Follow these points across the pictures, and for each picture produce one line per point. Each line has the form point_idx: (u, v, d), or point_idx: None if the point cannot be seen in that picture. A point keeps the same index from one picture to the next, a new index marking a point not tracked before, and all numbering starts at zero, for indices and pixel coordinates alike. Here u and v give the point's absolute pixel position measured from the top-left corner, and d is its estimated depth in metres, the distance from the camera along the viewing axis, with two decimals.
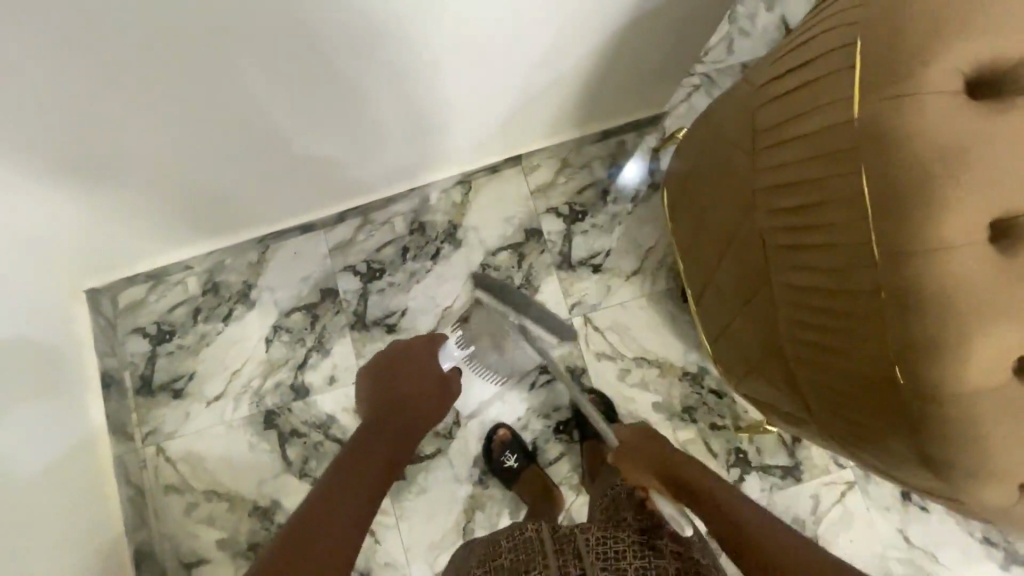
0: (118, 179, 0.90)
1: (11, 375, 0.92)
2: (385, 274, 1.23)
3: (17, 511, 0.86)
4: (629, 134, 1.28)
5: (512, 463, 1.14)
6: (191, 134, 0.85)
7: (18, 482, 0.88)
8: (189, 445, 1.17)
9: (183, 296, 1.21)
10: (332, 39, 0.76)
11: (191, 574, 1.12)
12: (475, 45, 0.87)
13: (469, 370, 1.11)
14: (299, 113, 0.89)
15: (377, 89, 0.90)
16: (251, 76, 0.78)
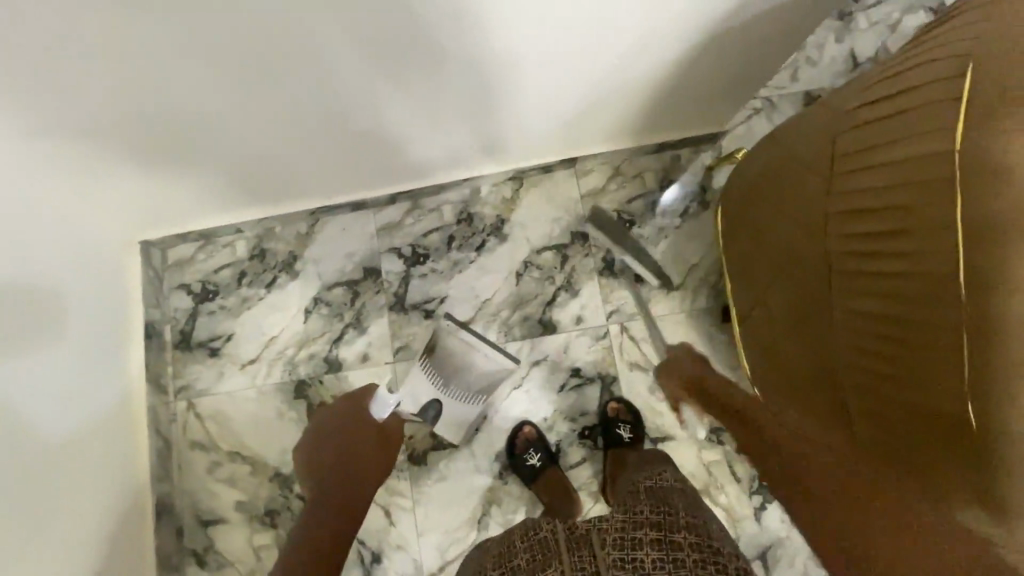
0: (190, 139, 0.92)
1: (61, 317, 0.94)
2: (428, 260, 1.24)
3: (52, 449, 0.88)
4: (685, 149, 1.28)
5: (534, 462, 1.14)
6: (266, 100, 0.87)
7: (56, 421, 0.90)
8: (219, 405, 1.18)
9: (230, 258, 1.24)
10: (420, 25, 0.78)
11: (206, 532, 1.13)
12: (550, 43, 0.87)
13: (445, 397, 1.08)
14: (370, 91, 0.90)
15: (450, 76, 0.91)
16: (334, 49, 0.79)
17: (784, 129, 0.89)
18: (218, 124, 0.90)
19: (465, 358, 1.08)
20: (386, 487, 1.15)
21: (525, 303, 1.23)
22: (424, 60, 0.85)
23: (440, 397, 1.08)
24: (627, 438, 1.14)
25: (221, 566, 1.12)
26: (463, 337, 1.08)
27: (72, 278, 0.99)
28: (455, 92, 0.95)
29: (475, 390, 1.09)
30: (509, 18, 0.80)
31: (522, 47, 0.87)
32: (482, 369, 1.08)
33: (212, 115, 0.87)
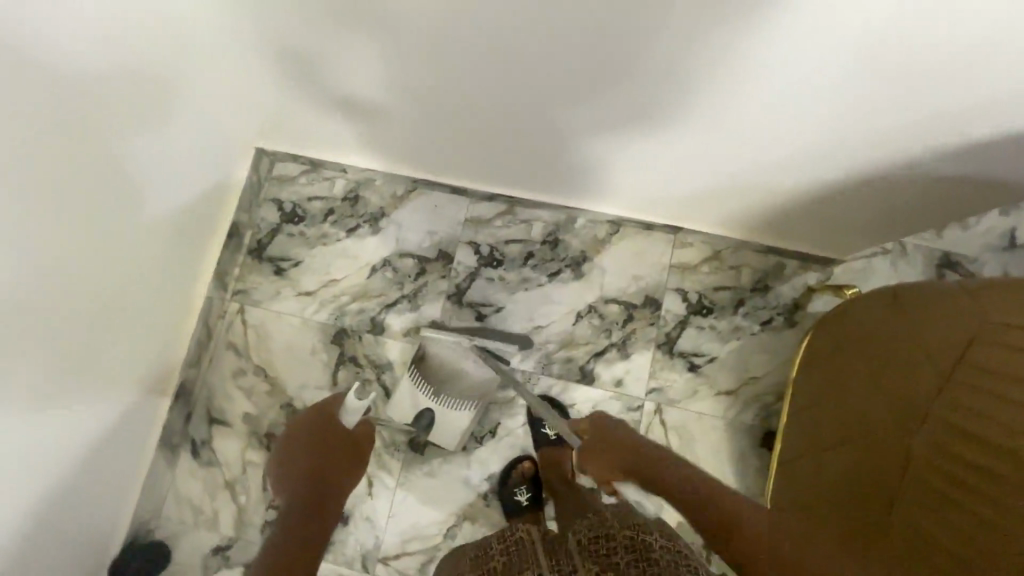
0: (342, 75, 0.95)
1: (167, 180, 1.00)
2: (500, 267, 1.24)
3: (118, 296, 0.95)
4: (794, 260, 1.21)
5: (521, 499, 1.12)
6: (419, 59, 0.87)
7: (131, 276, 0.97)
8: (265, 320, 1.24)
9: (326, 192, 1.28)
10: (598, 46, 0.77)
11: (210, 428, 1.20)
12: (710, 98, 0.83)
13: (439, 402, 1.13)
14: (515, 86, 0.89)
15: (595, 99, 0.88)
16: (501, 30, 0.78)
17: (916, 291, 0.83)
18: (367, 67, 0.91)
19: (457, 364, 1.15)
20: (378, 459, 1.18)
21: (573, 346, 1.21)
22: (577, 72, 0.83)
23: (434, 405, 1.13)
24: (552, 435, 1.14)
25: (211, 463, 1.18)
26: (454, 344, 1.15)
27: (189, 151, 1.04)
28: (595, 118, 0.93)
29: (466, 394, 1.13)
30: (677, 58, 0.76)
31: (682, 94, 0.83)
32: (471, 373, 1.14)
33: (366, 57, 0.89)
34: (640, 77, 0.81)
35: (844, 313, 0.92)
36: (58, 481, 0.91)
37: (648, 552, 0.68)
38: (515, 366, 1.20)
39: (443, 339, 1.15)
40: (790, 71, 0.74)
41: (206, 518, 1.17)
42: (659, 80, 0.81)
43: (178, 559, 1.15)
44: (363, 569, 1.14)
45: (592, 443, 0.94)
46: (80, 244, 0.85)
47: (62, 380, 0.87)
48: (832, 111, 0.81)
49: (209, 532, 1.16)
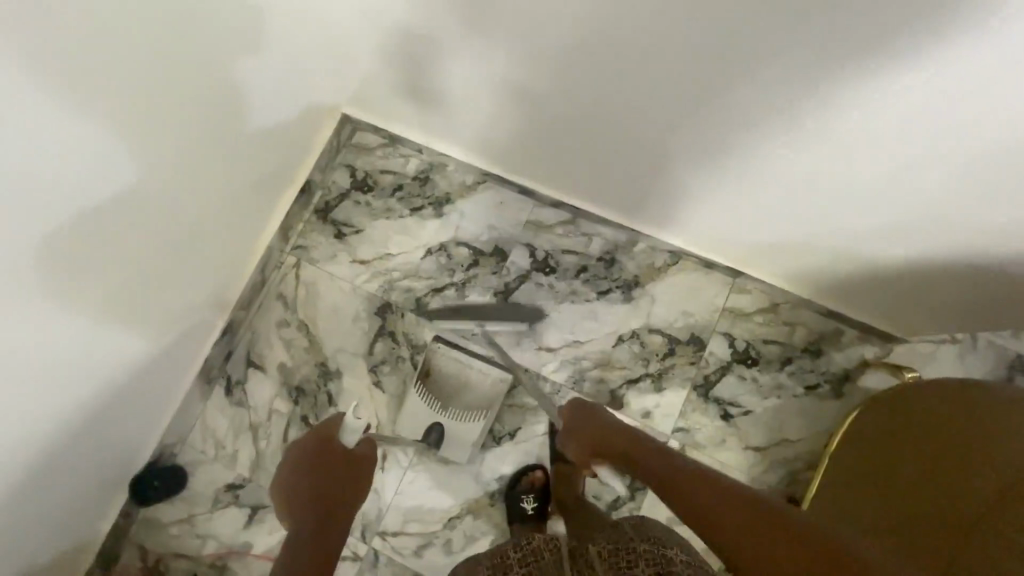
0: (443, 58, 0.97)
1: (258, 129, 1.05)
2: (551, 275, 1.24)
3: (193, 232, 1.00)
4: (853, 329, 1.17)
5: (526, 508, 1.12)
6: (526, 58, 0.87)
7: (208, 214, 1.02)
8: (317, 279, 1.27)
9: (398, 168, 1.31)
10: (707, 76, 0.76)
11: (246, 370, 1.24)
12: (815, 146, 0.80)
13: (448, 414, 1.17)
14: (614, 100, 0.88)
15: (691, 128, 0.87)
16: (617, 43, 0.77)
17: (987, 395, 0.85)
18: (469, 55, 0.92)
19: (461, 376, 1.18)
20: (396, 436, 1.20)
21: (609, 367, 1.20)
22: (681, 97, 0.81)
23: (444, 419, 1.16)
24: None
25: (241, 403, 1.23)
26: (457, 356, 1.18)
27: (283, 103, 1.08)
28: (686, 147, 0.91)
29: (475, 407, 1.17)
30: (791, 101, 0.74)
31: (785, 137, 0.81)
32: (479, 386, 1.18)
33: (475, 44, 0.90)
34: (746, 113, 0.79)
35: (910, 397, 0.93)
36: (105, 389, 0.96)
37: (670, 567, 0.70)
38: (545, 374, 1.20)
39: (446, 354, 1.18)
40: (908, 133, 0.71)
41: (226, 454, 1.21)
42: (765, 118, 0.79)
43: (192, 487, 1.20)
44: (360, 538, 1.16)
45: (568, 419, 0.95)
46: (174, 174, 0.89)
47: (130, 297, 0.91)
48: (940, 183, 0.77)
49: (226, 467, 1.21)
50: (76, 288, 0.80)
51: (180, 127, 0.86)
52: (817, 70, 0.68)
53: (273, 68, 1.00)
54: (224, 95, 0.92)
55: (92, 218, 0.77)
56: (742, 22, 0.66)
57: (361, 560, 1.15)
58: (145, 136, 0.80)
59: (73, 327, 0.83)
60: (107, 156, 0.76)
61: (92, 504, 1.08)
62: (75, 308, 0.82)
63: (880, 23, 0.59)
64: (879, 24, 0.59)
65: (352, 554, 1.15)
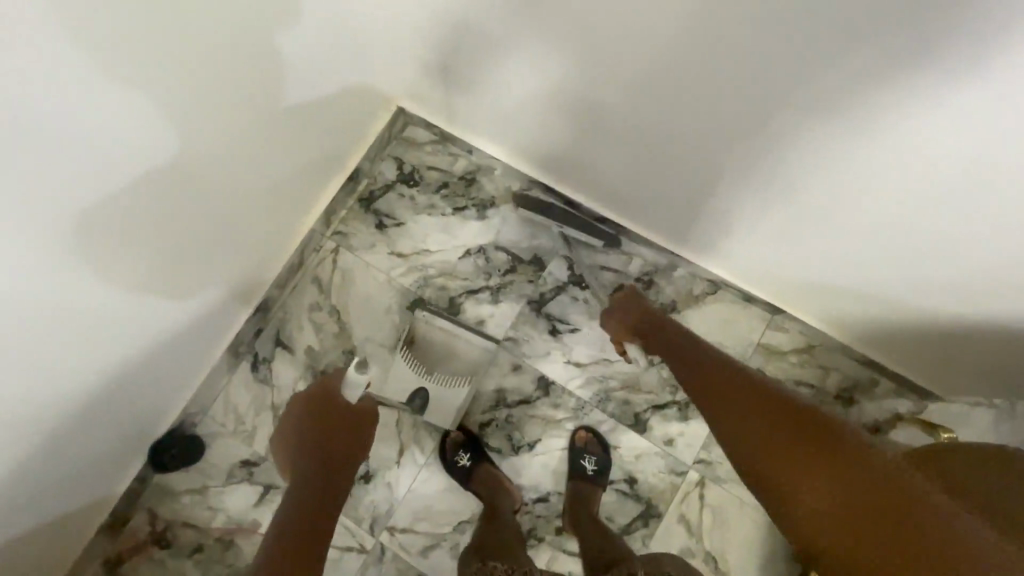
0: (508, 66, 0.97)
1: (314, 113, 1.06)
2: (587, 290, 1.23)
3: (240, 209, 1.01)
4: (888, 382, 1.15)
5: (464, 463, 1.14)
6: (597, 76, 0.87)
7: (255, 192, 1.03)
8: (354, 266, 1.28)
9: (446, 166, 1.31)
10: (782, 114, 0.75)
11: (274, 348, 1.25)
12: (884, 193, 0.79)
13: (431, 381, 1.16)
14: (680, 126, 0.87)
15: (756, 162, 0.86)
16: (693, 71, 0.76)
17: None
18: (536, 65, 0.92)
19: (447, 344, 1.19)
20: (415, 433, 1.19)
21: (635, 390, 1.18)
22: (750, 131, 0.81)
23: (427, 385, 1.16)
24: (590, 470, 1.13)
25: (265, 381, 1.23)
26: (442, 324, 1.19)
27: (340, 89, 1.09)
28: (746, 181, 0.90)
29: (458, 373, 1.18)
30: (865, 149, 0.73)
31: (852, 181, 0.79)
32: (463, 355, 1.20)
33: (544, 56, 0.89)
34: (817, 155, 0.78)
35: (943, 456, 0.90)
36: (136, 355, 0.97)
37: None
38: (570, 389, 1.20)
39: (435, 323, 1.18)
40: (978, 193, 0.70)
41: (244, 431, 1.22)
42: (833, 162, 0.78)
43: (208, 459, 1.21)
44: (368, 530, 1.15)
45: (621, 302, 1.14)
46: (230, 150, 0.90)
47: (170, 270, 0.92)
48: (1007, 250, 0.75)
49: (243, 444, 1.21)
50: (119, 259, 0.81)
51: (243, 103, 0.87)
52: (891, 118, 0.67)
53: (335, 53, 1.00)
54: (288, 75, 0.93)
55: (145, 189, 0.78)
56: (828, 65, 0.65)
57: (367, 553, 1.15)
58: (209, 111, 0.81)
59: (113, 295, 0.84)
60: (160, 144, 0.76)
61: (110, 467, 1.08)
62: (119, 274, 0.83)
63: (970, 85, 0.58)
64: (968, 83, 0.58)
65: (358, 546, 1.15)
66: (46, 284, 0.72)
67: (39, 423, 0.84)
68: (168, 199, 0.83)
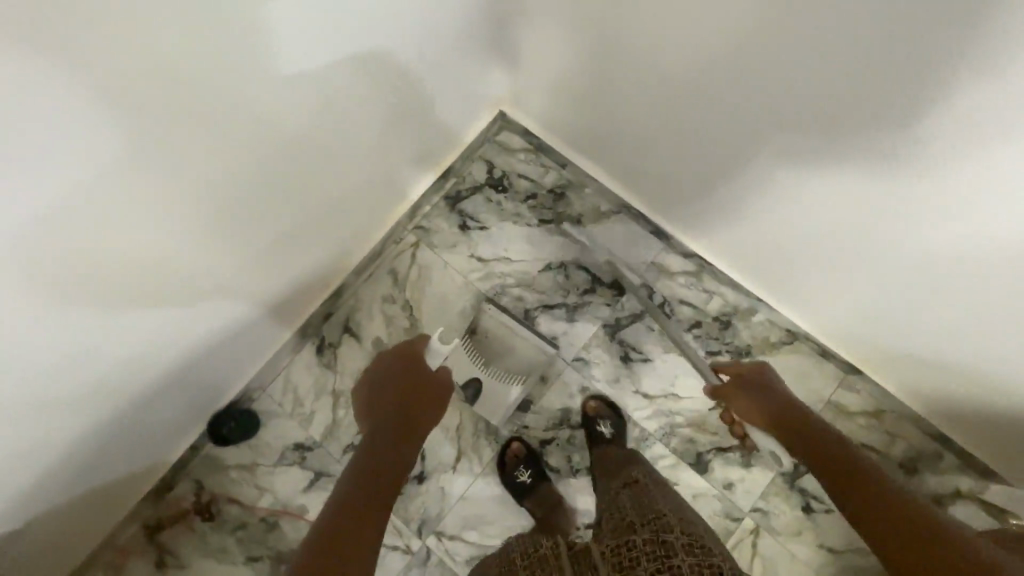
0: (632, 88, 0.97)
1: (423, 101, 1.05)
2: (664, 322, 1.23)
3: (336, 188, 1.00)
4: (953, 457, 1.15)
5: (523, 478, 1.13)
6: (734, 117, 0.87)
7: (355, 172, 1.02)
8: (433, 263, 1.26)
9: (537, 176, 1.30)
10: (921, 180, 0.75)
11: (342, 335, 1.23)
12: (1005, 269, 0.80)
13: (487, 373, 1.15)
14: (803, 178, 0.88)
15: (881, 225, 0.86)
16: (843, 128, 0.76)
17: None
18: (664, 94, 0.93)
19: (506, 341, 1.17)
20: (475, 440, 1.18)
21: (701, 430, 1.18)
22: (880, 194, 0.81)
23: (482, 375, 1.15)
24: (608, 433, 1.12)
25: (329, 366, 1.22)
26: (504, 319, 1.18)
27: (447, 80, 1.07)
28: (862, 240, 0.90)
29: (515, 370, 1.16)
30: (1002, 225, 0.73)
31: (978, 255, 0.79)
32: (521, 353, 1.17)
33: (676, 85, 0.90)
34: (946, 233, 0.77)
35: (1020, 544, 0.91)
36: (216, 321, 0.96)
37: (670, 560, 0.71)
38: (635, 419, 1.19)
39: (496, 318, 1.18)
40: None
41: (302, 414, 1.20)
42: (961, 232, 0.78)
43: (261, 438, 1.19)
44: (415, 532, 1.14)
45: (733, 386, 1.07)
46: (342, 124, 0.89)
47: (261, 236, 0.92)
48: None
49: (298, 427, 1.20)
50: (165, 242, 0.74)
51: (362, 79, 0.86)
52: None
53: (452, 43, 1.00)
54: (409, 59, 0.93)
55: (228, 161, 0.74)
56: (992, 140, 0.65)
57: (411, 555, 1.13)
58: (331, 78, 0.80)
59: (199, 258, 0.82)
60: (191, 125, 0.65)
61: (169, 432, 1.07)
62: (194, 245, 0.79)
63: None
64: None
65: (404, 547, 1.13)
66: (146, 250, 0.72)
67: (115, 375, 0.83)
68: (272, 163, 0.82)
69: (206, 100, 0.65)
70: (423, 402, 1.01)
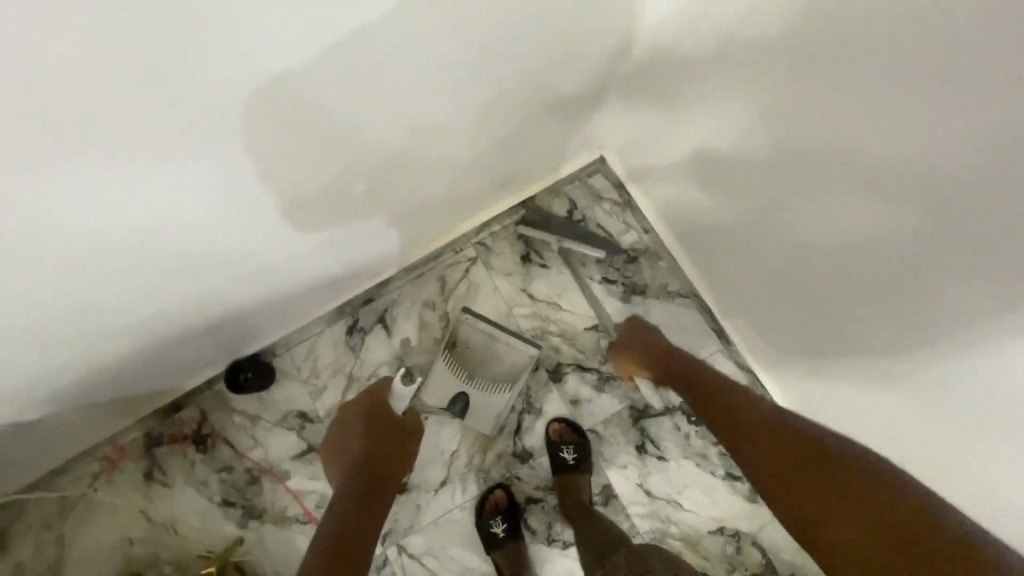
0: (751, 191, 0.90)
1: (531, 130, 1.00)
2: (693, 426, 1.16)
3: (416, 192, 0.98)
4: None
5: (498, 531, 1.10)
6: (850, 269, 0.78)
7: (440, 182, 1.00)
8: (484, 284, 1.23)
9: (615, 232, 1.24)
10: None
11: (375, 324, 1.23)
12: None
13: (471, 386, 1.10)
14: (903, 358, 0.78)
15: (969, 439, 0.75)
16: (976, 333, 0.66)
17: None
18: (784, 211, 0.85)
19: (489, 351, 1.12)
20: (465, 473, 1.16)
21: (692, 549, 1.11)
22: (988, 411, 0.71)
23: (468, 389, 1.10)
24: (570, 460, 1.12)
25: (354, 349, 1.22)
26: (481, 326, 1.11)
27: (562, 115, 1.02)
28: (941, 446, 0.80)
29: (500, 379, 1.13)
30: None
31: None
32: (505, 360, 1.13)
33: (800, 210, 0.82)
34: None
35: None
36: (267, 283, 0.97)
37: None
38: (629, 512, 1.13)
39: (475, 326, 1.12)
40: None
41: (315, 385, 1.22)
42: None
43: (271, 393, 1.22)
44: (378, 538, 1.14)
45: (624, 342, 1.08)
46: (443, 138, 0.87)
47: (331, 221, 0.91)
48: None
49: (307, 396, 1.22)
50: (232, 207, 0.73)
51: (475, 100, 0.83)
52: None
53: (575, 86, 0.96)
54: (523, 95, 0.89)
55: (322, 150, 0.74)
56: None
57: None
58: (444, 98, 0.78)
59: (260, 226, 0.81)
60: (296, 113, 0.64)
61: (194, 364, 1.10)
62: (261, 216, 0.79)
63: None
64: None
65: None
66: (216, 210, 0.72)
67: (151, 310, 0.84)
68: (363, 160, 0.81)
69: (319, 98, 0.64)
70: (391, 446, 0.95)
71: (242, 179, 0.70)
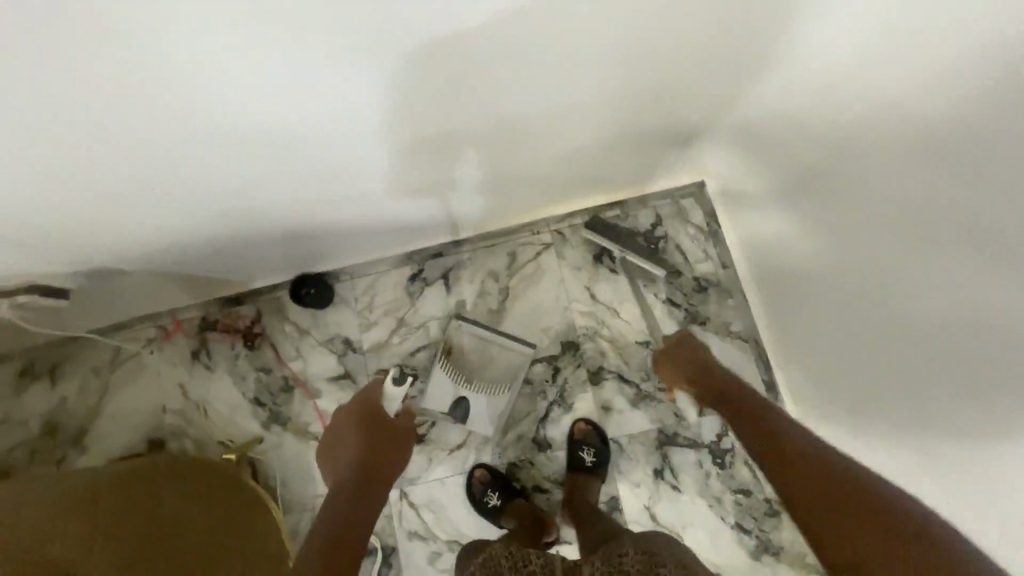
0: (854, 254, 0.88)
1: (646, 140, 1.01)
2: (717, 467, 1.14)
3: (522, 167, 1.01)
4: None
5: (492, 503, 1.13)
6: (917, 360, 0.77)
7: (545, 164, 1.02)
8: (551, 270, 1.25)
9: (693, 258, 1.24)
10: None
11: (438, 278, 1.27)
12: None
13: (469, 389, 1.14)
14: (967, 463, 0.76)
15: None
16: None
17: None
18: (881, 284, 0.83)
19: (485, 352, 1.17)
20: (482, 442, 1.19)
21: None
22: None
23: (466, 392, 1.14)
24: (586, 461, 1.13)
25: (412, 296, 1.26)
26: (474, 330, 1.18)
27: (680, 133, 1.02)
28: None
29: (499, 380, 1.17)
30: None
31: None
32: (501, 361, 1.17)
33: None
34: None
35: None
36: (359, 211, 1.01)
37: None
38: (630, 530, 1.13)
39: (469, 330, 1.18)
40: None
41: (366, 318, 1.26)
42: None
43: (324, 314, 1.27)
44: None
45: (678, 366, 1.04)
46: (567, 124, 0.89)
47: (438, 172, 0.94)
48: None
49: (356, 326, 1.26)
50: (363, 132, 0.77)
51: (609, 98, 0.84)
52: None
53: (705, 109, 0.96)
54: (652, 104, 0.90)
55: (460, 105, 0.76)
56: None
57: None
58: (583, 87, 0.80)
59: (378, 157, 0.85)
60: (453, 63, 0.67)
61: (266, 266, 1.16)
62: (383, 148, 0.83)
63: None
64: None
65: None
66: (349, 129, 0.76)
67: (255, 204, 0.90)
68: (492, 124, 0.84)
69: (478, 56, 0.67)
70: (387, 453, 0.93)
71: (384, 109, 0.73)
